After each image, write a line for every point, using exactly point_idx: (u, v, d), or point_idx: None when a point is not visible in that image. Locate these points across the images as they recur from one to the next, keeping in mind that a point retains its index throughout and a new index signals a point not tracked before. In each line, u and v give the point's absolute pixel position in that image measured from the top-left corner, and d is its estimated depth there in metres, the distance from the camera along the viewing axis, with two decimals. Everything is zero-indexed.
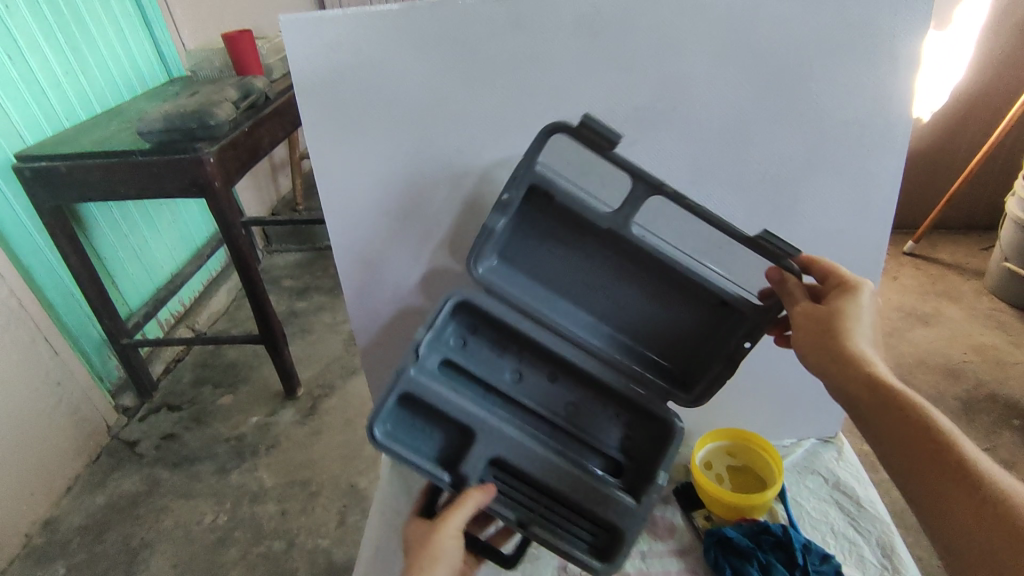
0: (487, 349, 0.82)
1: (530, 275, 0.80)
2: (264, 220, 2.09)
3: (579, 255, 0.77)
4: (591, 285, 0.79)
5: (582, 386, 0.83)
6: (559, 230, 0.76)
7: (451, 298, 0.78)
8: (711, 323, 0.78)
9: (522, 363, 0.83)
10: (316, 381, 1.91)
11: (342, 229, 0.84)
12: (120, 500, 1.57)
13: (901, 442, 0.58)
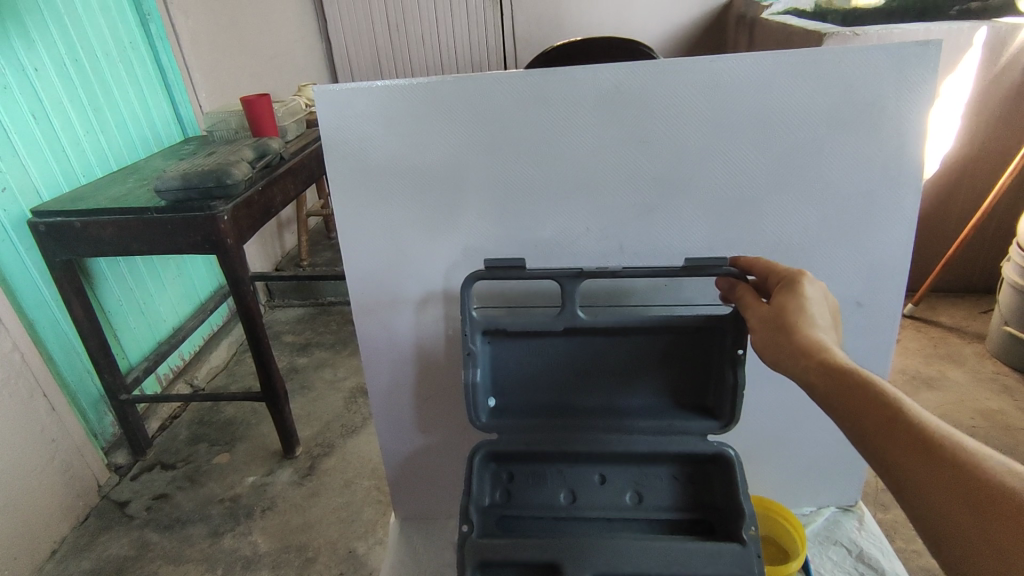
0: (529, 475, 0.89)
1: (519, 388, 0.89)
2: (270, 275, 2.10)
3: (565, 357, 0.87)
4: (578, 366, 0.88)
5: (629, 478, 0.88)
6: (534, 349, 0.87)
7: (478, 454, 0.87)
8: (704, 355, 0.86)
9: (564, 471, 0.89)
10: (315, 440, 1.87)
11: (362, 290, 0.86)
12: (107, 565, 1.50)
13: (857, 409, 0.58)
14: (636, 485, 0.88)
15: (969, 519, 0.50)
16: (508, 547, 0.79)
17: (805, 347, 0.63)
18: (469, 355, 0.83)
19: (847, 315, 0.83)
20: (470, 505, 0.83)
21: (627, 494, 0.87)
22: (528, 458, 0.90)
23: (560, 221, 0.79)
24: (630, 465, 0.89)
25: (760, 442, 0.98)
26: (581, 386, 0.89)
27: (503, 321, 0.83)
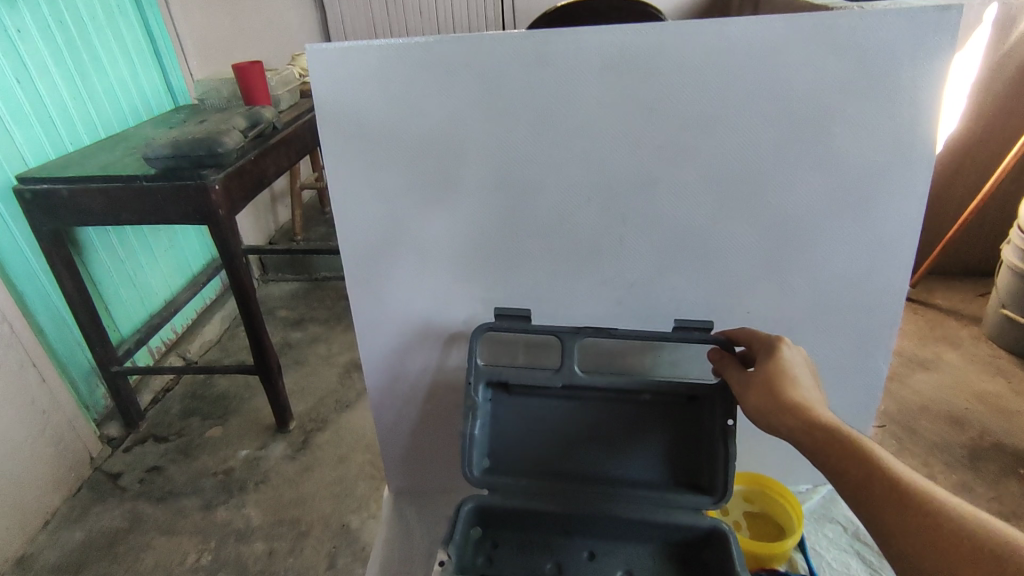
0: (514, 546, 0.85)
1: (509, 452, 0.86)
2: (263, 249, 2.07)
3: (553, 420, 0.85)
4: (570, 429, 0.86)
5: (618, 556, 0.84)
6: (525, 410, 0.86)
7: (464, 508, 0.83)
8: (693, 427, 0.83)
9: (552, 543, 0.85)
10: (308, 415, 1.86)
11: (356, 262, 0.83)
12: (100, 537, 1.50)
13: (841, 463, 0.61)
14: (626, 563, 0.83)
15: (945, 562, 0.52)
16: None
17: (788, 406, 0.66)
18: (470, 406, 0.82)
19: (851, 291, 0.81)
20: (450, 545, 0.80)
21: (616, 572, 0.82)
22: (515, 528, 0.86)
23: (563, 191, 0.76)
24: (621, 540, 0.84)
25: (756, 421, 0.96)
26: (572, 452, 0.86)
27: (505, 373, 0.83)
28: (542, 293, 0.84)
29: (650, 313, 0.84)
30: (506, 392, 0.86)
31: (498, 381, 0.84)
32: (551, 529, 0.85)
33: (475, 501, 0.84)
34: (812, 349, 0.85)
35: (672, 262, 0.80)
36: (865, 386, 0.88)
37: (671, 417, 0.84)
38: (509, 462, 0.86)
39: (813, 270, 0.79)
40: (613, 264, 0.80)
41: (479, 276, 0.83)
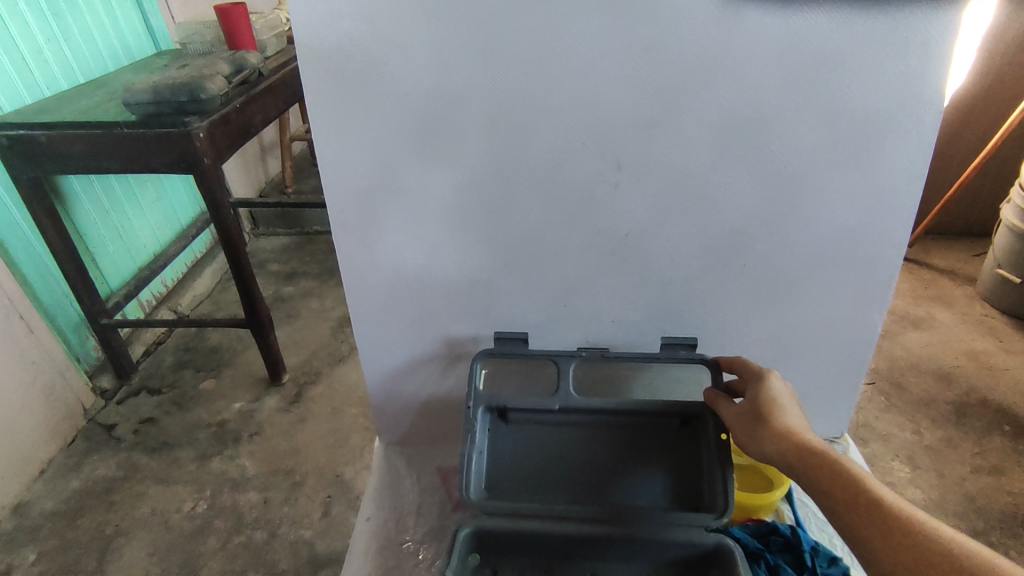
0: (514, 573, 0.76)
1: (507, 475, 0.79)
2: (252, 201, 2.02)
3: (547, 446, 0.81)
4: (566, 454, 0.80)
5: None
6: (520, 437, 0.81)
7: (462, 532, 0.74)
8: (688, 449, 0.80)
9: (553, 569, 0.76)
10: (302, 368, 1.86)
11: (340, 209, 0.76)
12: (96, 485, 1.52)
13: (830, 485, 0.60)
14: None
15: None
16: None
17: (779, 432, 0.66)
18: (467, 429, 0.78)
19: (851, 244, 0.76)
20: (449, 572, 0.71)
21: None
22: (516, 554, 0.77)
23: (558, 132, 0.70)
24: (628, 564, 0.75)
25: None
26: (571, 471, 0.79)
27: (503, 400, 0.81)
28: (532, 245, 0.78)
29: (644, 266, 0.79)
30: (504, 419, 0.82)
31: (494, 407, 0.81)
32: (551, 552, 0.76)
33: (473, 525, 0.75)
34: (808, 304, 0.81)
35: (670, 211, 0.75)
36: (859, 344, 0.84)
37: (665, 439, 0.80)
38: (507, 485, 0.79)
39: (814, 220, 0.75)
40: (609, 212, 0.75)
41: (469, 228, 0.77)
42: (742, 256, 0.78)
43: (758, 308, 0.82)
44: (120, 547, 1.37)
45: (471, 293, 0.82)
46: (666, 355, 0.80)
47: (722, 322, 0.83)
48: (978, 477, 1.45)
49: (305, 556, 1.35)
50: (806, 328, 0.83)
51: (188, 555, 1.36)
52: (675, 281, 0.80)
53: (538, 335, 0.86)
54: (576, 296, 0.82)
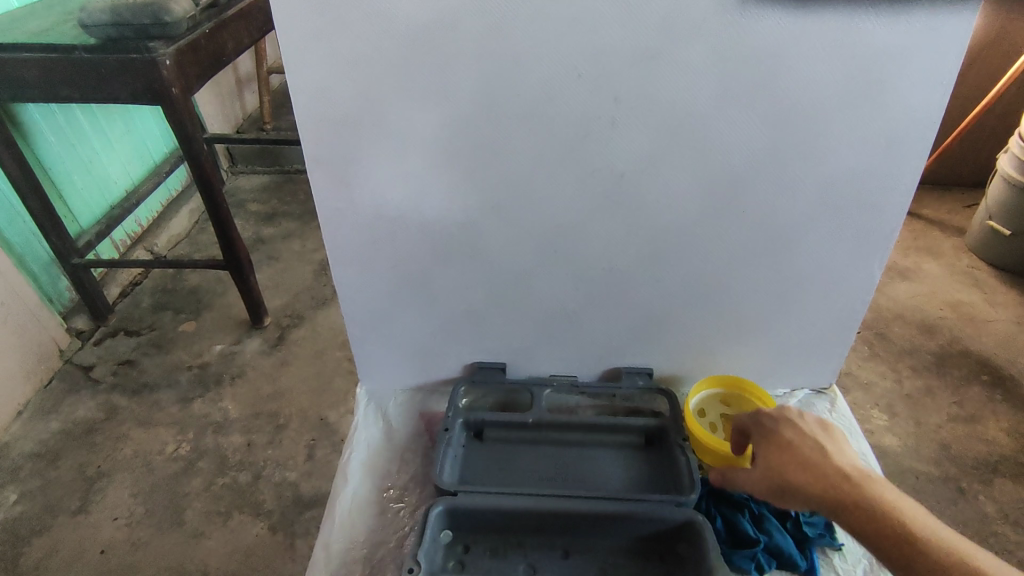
0: (486, 550, 0.72)
1: (485, 477, 0.79)
2: (228, 137, 1.93)
3: (521, 459, 0.82)
4: (538, 465, 0.81)
5: (597, 558, 0.72)
6: (494, 451, 0.83)
7: (434, 510, 0.72)
8: (656, 462, 0.81)
9: (525, 545, 0.73)
10: (284, 311, 1.82)
11: (316, 142, 0.68)
12: (76, 427, 1.49)
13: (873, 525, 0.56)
14: (603, 562, 0.71)
15: None
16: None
17: (819, 472, 0.60)
18: (445, 432, 0.81)
19: (855, 189, 0.71)
20: (420, 545, 0.69)
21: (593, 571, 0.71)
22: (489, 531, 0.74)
23: (552, 55, 0.62)
24: (599, 539, 0.73)
25: (730, 330, 0.85)
26: (544, 472, 0.80)
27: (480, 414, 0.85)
28: (520, 184, 0.71)
29: (637, 210, 0.73)
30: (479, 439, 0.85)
31: (471, 423, 0.85)
32: (523, 530, 0.73)
33: (447, 503, 0.72)
34: (807, 251, 0.76)
35: (667, 150, 0.68)
36: (857, 293, 0.80)
37: (633, 455, 0.82)
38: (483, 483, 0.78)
39: (818, 162, 0.69)
40: (601, 150, 0.68)
41: (453, 165, 0.70)
42: (745, 201, 0.72)
43: (759, 253, 0.77)
44: (103, 488, 1.37)
45: (455, 236, 0.76)
46: (624, 385, 0.88)
47: (716, 270, 0.78)
48: (954, 426, 1.48)
49: (290, 498, 1.36)
50: (802, 276, 0.79)
51: (173, 496, 1.35)
52: (669, 227, 0.74)
53: (524, 281, 0.80)
54: (567, 240, 0.76)
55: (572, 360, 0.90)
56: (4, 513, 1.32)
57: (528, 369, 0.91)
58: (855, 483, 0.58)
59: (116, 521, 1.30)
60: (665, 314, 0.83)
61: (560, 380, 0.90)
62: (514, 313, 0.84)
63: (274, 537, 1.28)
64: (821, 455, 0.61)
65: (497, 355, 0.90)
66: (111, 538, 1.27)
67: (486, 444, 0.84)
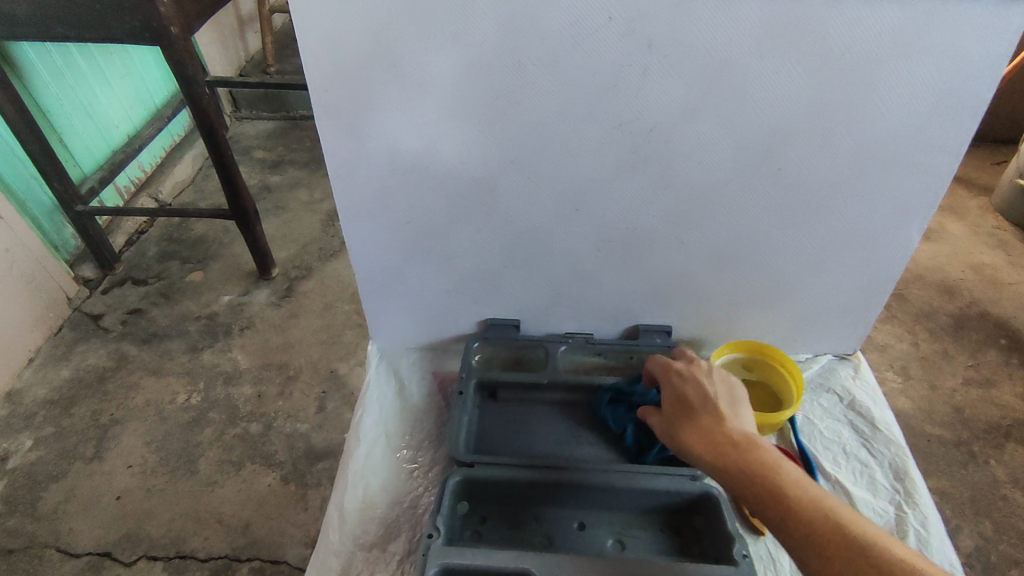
0: (503, 520, 0.72)
1: (500, 443, 0.78)
2: (231, 81, 1.86)
3: (537, 423, 0.81)
4: (554, 428, 0.80)
5: (612, 524, 0.72)
6: (510, 413, 0.82)
7: (451, 480, 0.71)
8: None
9: (541, 515, 0.72)
10: (292, 262, 1.80)
11: (326, 89, 0.64)
12: (87, 375, 1.50)
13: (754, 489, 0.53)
14: (617, 531, 0.71)
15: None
16: (480, 562, 0.64)
17: (709, 433, 0.58)
18: (460, 396, 0.79)
19: (902, 147, 0.66)
20: (439, 514, 0.68)
21: (608, 540, 0.70)
22: (506, 500, 0.73)
23: None
24: (616, 508, 0.72)
25: (755, 293, 0.82)
26: (560, 436, 0.79)
27: (496, 375, 0.83)
28: (542, 137, 0.67)
29: (666, 168, 0.69)
30: (494, 399, 0.83)
31: (486, 384, 0.83)
32: (540, 501, 0.73)
33: (464, 473, 0.71)
34: (843, 213, 0.72)
35: (702, 102, 0.63)
36: (892, 258, 0.76)
37: None
38: (499, 449, 0.77)
39: (864, 118, 0.64)
40: (631, 101, 0.63)
41: (471, 114, 0.65)
42: (782, 157, 0.67)
43: (792, 212, 0.72)
44: (117, 435, 1.38)
45: (472, 192, 0.72)
46: (641, 344, 0.86)
47: (744, 231, 0.75)
48: (969, 390, 1.46)
49: (301, 449, 1.37)
50: (836, 238, 0.75)
51: (185, 444, 1.37)
52: (698, 185, 0.70)
53: (544, 240, 0.77)
54: (589, 197, 0.72)
55: (590, 320, 0.87)
56: (21, 458, 1.34)
57: (544, 328, 0.89)
58: (743, 443, 0.56)
59: (131, 468, 1.32)
60: (689, 276, 0.80)
61: (575, 337, 0.87)
62: (531, 271, 0.81)
63: (286, 487, 1.30)
64: (716, 418, 0.59)
65: (510, 312, 0.87)
66: (126, 484, 1.29)
67: (501, 405, 0.82)
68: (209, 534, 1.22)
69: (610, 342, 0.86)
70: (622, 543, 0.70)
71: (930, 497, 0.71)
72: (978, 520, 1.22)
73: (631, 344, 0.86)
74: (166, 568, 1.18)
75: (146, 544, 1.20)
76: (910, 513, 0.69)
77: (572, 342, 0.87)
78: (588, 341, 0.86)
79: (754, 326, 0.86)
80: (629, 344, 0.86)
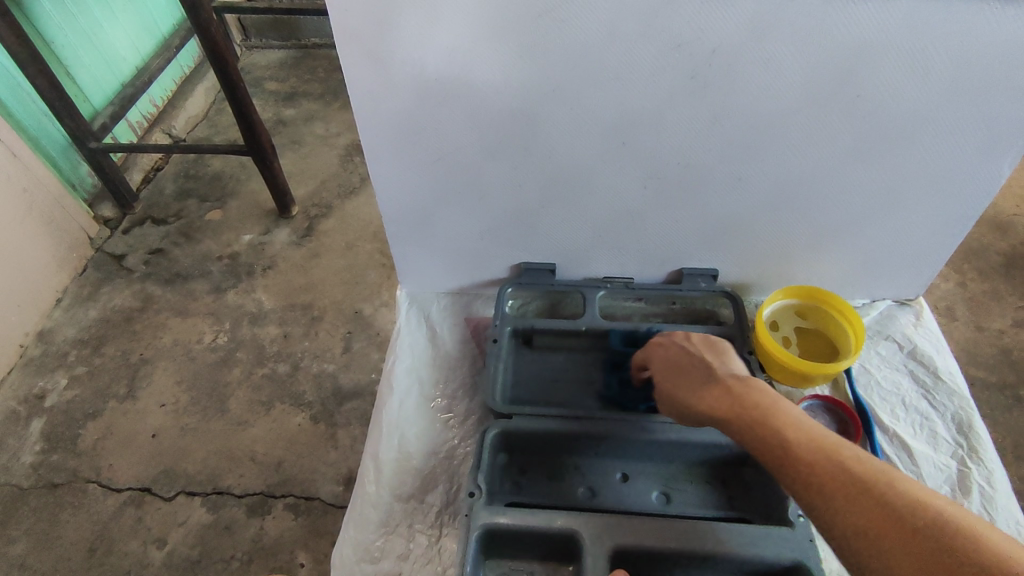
0: (544, 473, 0.71)
1: (537, 393, 0.75)
2: (239, 6, 1.75)
3: (577, 373, 0.77)
4: (592, 378, 0.77)
5: (655, 475, 0.70)
6: (548, 361, 0.78)
7: (490, 432, 0.69)
8: None
9: (584, 468, 0.71)
10: (311, 200, 1.75)
11: (347, 9, 0.56)
12: (115, 315, 1.50)
13: (757, 438, 0.52)
14: (663, 483, 0.70)
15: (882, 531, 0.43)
16: (524, 522, 0.63)
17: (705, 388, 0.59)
18: (495, 344, 0.76)
19: (1006, 69, 0.57)
20: (480, 469, 0.67)
21: (653, 492, 0.69)
22: (545, 451, 0.72)
23: None
24: (660, 460, 0.70)
25: (814, 234, 0.76)
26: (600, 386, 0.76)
27: (532, 321, 0.79)
28: (589, 60, 0.59)
29: (726, 94, 0.61)
30: (528, 346, 0.80)
31: (522, 331, 0.79)
32: (580, 452, 0.71)
33: (502, 426, 0.70)
34: (924, 144, 0.65)
35: (778, 17, 0.55)
36: (973, 195, 0.69)
37: None
38: (535, 400, 0.75)
39: (963, 36, 0.55)
40: (693, 18, 0.55)
41: (508, 35, 0.58)
42: (861, 82, 0.59)
43: (866, 143, 0.65)
44: (148, 374, 1.39)
45: (508, 124, 0.65)
46: (684, 289, 0.80)
47: (810, 165, 0.67)
48: (1018, 331, 1.37)
49: (329, 389, 1.37)
50: (915, 172, 0.67)
51: (215, 384, 1.37)
52: (761, 114, 0.63)
53: (586, 178, 0.71)
54: (639, 131, 0.65)
55: (632, 263, 0.82)
56: (57, 397, 1.36)
57: (580, 273, 0.84)
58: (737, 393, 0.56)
59: (164, 407, 1.33)
60: (743, 215, 0.74)
61: (614, 281, 0.82)
62: (570, 212, 0.75)
63: (316, 426, 1.30)
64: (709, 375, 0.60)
65: (544, 256, 0.82)
66: (160, 422, 1.31)
67: (538, 353, 0.79)
68: (244, 471, 1.24)
69: (651, 286, 0.81)
70: (667, 494, 0.69)
71: (995, 452, 0.67)
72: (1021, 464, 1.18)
73: (673, 288, 0.81)
74: (204, 503, 1.21)
75: (184, 481, 1.23)
76: (973, 468, 0.66)
77: (610, 286, 0.82)
78: (627, 286, 0.81)
79: (808, 268, 0.80)
80: (672, 288, 0.81)
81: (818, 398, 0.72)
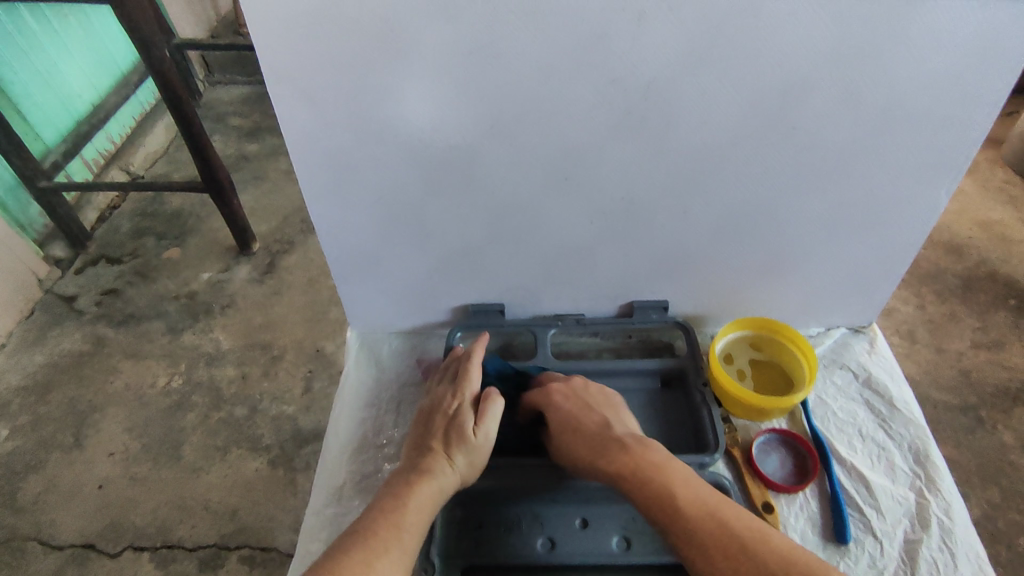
0: (500, 524, 0.67)
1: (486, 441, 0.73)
2: (201, 42, 1.74)
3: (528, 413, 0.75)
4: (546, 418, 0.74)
5: (615, 522, 0.67)
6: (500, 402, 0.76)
7: None
8: (673, 409, 0.74)
9: (541, 516, 0.68)
10: (273, 236, 1.71)
11: (277, 50, 0.55)
12: (62, 359, 1.44)
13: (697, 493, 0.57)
14: (623, 527, 0.67)
15: None
16: None
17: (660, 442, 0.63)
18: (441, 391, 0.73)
19: (933, 100, 0.59)
20: (432, 544, 0.65)
21: (614, 538, 0.66)
22: (501, 502, 0.68)
23: None
24: (619, 502, 0.68)
25: (765, 263, 0.75)
26: None
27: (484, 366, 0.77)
28: (528, 97, 0.59)
29: (665, 128, 0.61)
30: None
31: None
32: (536, 501, 0.68)
33: None
34: (862, 173, 0.65)
35: (708, 53, 0.55)
36: (915, 221, 0.70)
37: (647, 401, 0.75)
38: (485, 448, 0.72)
39: (889, 69, 0.56)
40: (625, 54, 0.55)
41: (446, 73, 0.57)
42: (796, 115, 0.60)
43: (808, 173, 0.65)
44: (96, 423, 1.32)
45: (450, 161, 0.64)
46: (637, 323, 0.80)
47: (753, 196, 0.67)
48: (976, 353, 1.38)
49: (288, 432, 1.32)
50: (855, 202, 0.68)
51: (168, 430, 1.32)
52: (703, 147, 0.63)
53: (531, 212, 0.70)
54: (581, 165, 0.65)
55: (584, 298, 0.81)
56: None
57: (532, 310, 0.83)
58: None
59: (113, 456, 1.27)
60: (691, 248, 0.73)
61: (566, 319, 0.81)
62: (519, 247, 0.74)
63: (274, 472, 1.25)
64: None
65: (494, 297, 0.81)
66: (107, 473, 1.24)
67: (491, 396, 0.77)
68: (196, 522, 1.18)
69: (603, 322, 0.80)
70: (628, 540, 0.66)
71: (952, 482, 0.67)
72: (985, 488, 1.18)
73: (624, 322, 0.80)
74: (152, 558, 1.14)
75: (131, 535, 1.16)
76: (931, 500, 0.65)
77: (563, 326, 0.80)
78: (578, 325, 0.80)
79: (763, 296, 0.79)
80: (623, 322, 0.80)
81: (775, 431, 0.71)
